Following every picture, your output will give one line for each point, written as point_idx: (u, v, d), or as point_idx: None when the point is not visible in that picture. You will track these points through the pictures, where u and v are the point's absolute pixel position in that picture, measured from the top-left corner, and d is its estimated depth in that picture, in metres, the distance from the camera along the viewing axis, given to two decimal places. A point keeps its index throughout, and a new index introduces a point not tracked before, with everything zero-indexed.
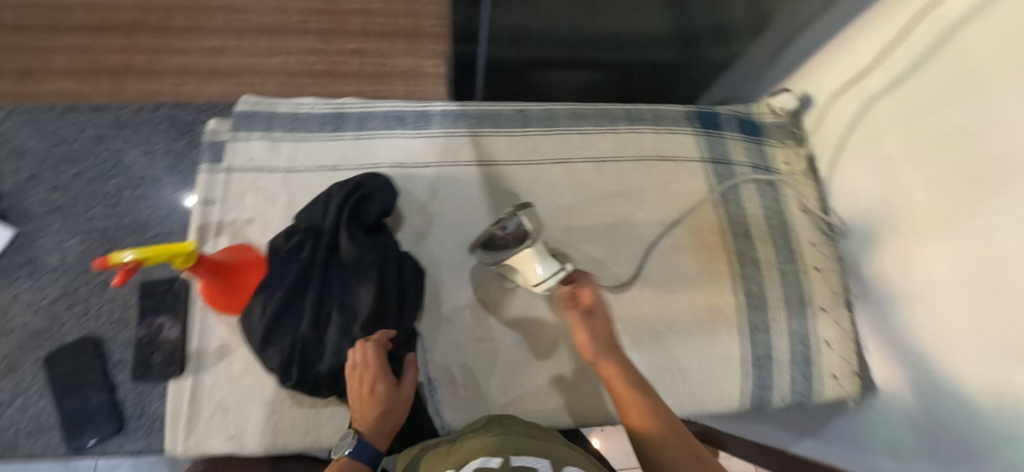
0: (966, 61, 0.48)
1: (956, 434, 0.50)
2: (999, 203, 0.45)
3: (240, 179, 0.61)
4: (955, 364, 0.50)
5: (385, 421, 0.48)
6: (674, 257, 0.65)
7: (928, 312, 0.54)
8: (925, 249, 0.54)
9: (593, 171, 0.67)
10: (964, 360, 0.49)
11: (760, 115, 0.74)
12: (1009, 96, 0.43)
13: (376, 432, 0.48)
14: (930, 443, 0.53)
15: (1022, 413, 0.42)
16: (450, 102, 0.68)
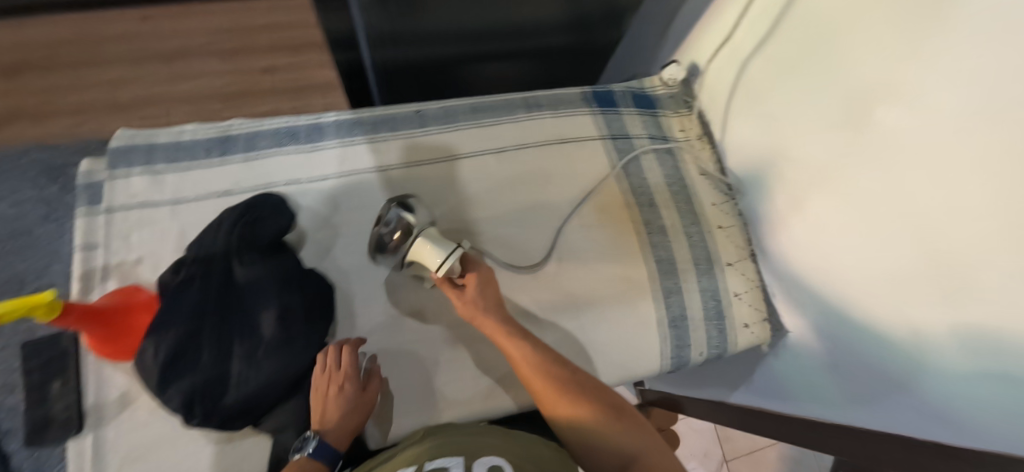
0: (824, 16, 0.55)
1: (867, 351, 0.55)
2: (871, 134, 0.51)
3: (124, 217, 0.58)
4: (852, 287, 0.56)
5: (347, 422, 0.49)
6: (585, 235, 0.67)
7: (819, 249, 0.60)
8: (810, 192, 0.60)
9: (496, 162, 0.67)
10: (862, 282, 0.54)
11: (653, 88, 0.77)
12: (866, 37, 0.50)
13: (336, 433, 0.48)
14: (842, 366, 0.58)
15: (928, 311, 0.46)
16: (342, 111, 0.67)
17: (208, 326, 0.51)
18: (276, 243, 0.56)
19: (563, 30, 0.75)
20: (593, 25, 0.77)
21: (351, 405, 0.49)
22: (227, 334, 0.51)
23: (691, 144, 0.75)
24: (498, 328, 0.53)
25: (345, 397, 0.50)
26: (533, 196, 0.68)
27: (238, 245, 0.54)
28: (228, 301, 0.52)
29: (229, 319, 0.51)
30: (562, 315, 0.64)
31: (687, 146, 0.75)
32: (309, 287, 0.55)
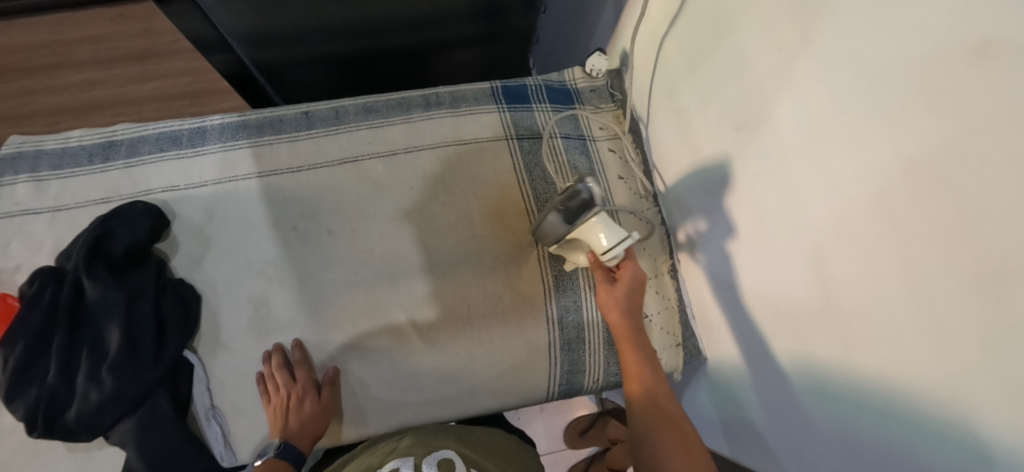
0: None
1: (790, 404, 0.44)
2: (772, 139, 0.41)
3: (5, 225, 0.58)
4: (768, 323, 0.46)
5: (305, 431, 0.53)
6: (473, 247, 0.60)
7: (737, 278, 0.50)
8: (724, 210, 0.50)
9: (383, 167, 0.63)
10: (779, 317, 0.44)
11: (572, 81, 0.69)
12: (758, 20, 0.41)
13: (300, 439, 0.53)
14: (768, 418, 0.48)
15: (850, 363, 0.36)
16: (229, 114, 0.64)
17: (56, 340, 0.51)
18: (137, 255, 0.56)
19: (471, 18, 0.68)
20: (508, 11, 0.69)
21: (308, 417, 0.53)
22: (76, 348, 0.51)
23: (616, 144, 0.66)
24: (620, 321, 0.53)
25: (302, 410, 0.53)
26: (420, 204, 0.61)
27: (96, 258, 0.53)
28: (79, 315, 0.52)
29: (78, 333, 0.51)
30: (439, 334, 0.57)
31: (609, 146, 0.66)
32: (164, 300, 0.54)
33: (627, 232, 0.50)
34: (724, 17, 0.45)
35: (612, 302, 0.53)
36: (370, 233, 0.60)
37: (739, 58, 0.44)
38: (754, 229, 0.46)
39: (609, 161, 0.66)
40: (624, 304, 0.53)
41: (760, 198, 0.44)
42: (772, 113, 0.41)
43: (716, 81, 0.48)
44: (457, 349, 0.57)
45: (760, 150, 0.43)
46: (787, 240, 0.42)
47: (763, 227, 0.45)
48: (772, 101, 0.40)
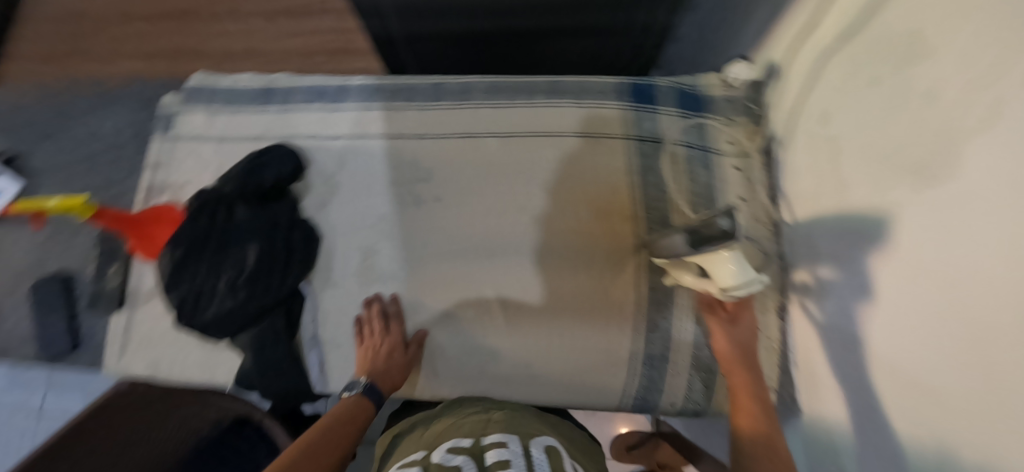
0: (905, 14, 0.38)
1: None
2: (941, 188, 0.34)
3: (184, 146, 0.69)
4: (905, 408, 0.37)
5: (388, 378, 0.56)
6: (577, 240, 0.61)
7: (872, 344, 0.42)
8: (870, 262, 0.42)
9: (499, 146, 0.64)
10: (919, 405, 0.35)
11: (708, 88, 0.65)
12: (951, 47, 0.33)
13: (381, 383, 0.56)
14: None
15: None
16: (369, 76, 0.69)
17: (209, 248, 0.59)
18: (279, 190, 0.63)
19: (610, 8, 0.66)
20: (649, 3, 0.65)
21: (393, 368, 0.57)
22: (218, 257, 0.59)
23: (743, 162, 0.61)
24: (730, 360, 0.50)
25: (390, 360, 0.57)
26: (526, 187, 0.63)
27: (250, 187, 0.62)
28: (227, 230, 0.60)
29: (224, 246, 0.60)
30: (523, 317, 0.59)
31: (734, 163, 0.62)
32: (293, 233, 0.61)
33: (760, 278, 0.46)
34: (910, 40, 0.38)
35: (728, 340, 0.51)
36: (476, 209, 0.62)
37: (919, 89, 0.36)
38: (903, 292, 0.38)
39: (731, 179, 0.61)
40: (742, 345, 0.50)
41: (915, 256, 0.36)
42: (946, 157, 0.33)
43: (885, 111, 0.40)
44: (540, 334, 0.59)
45: (922, 200, 0.35)
46: (941, 313, 0.34)
47: (914, 291, 0.36)
48: (948, 145, 0.33)
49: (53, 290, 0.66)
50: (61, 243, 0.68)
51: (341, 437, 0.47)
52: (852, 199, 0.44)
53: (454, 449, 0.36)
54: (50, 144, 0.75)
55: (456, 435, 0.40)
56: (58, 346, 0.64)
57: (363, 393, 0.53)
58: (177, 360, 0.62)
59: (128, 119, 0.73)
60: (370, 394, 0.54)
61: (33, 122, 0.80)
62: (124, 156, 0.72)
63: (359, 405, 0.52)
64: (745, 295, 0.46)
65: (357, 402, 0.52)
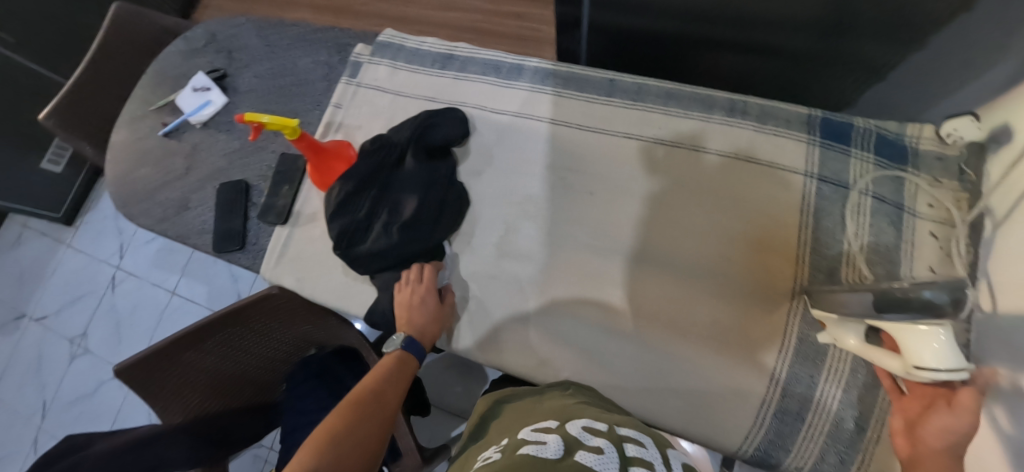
0: None
1: None
2: None
3: (364, 93, 0.75)
4: None
5: (427, 331, 0.58)
6: (725, 268, 0.57)
7: None
8: None
9: (663, 154, 0.63)
10: None
11: (914, 139, 0.58)
12: None
13: (419, 334, 0.58)
14: None
15: None
16: (545, 60, 0.70)
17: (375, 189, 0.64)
18: (441, 150, 0.67)
19: (821, 33, 0.60)
20: (869, 34, 0.59)
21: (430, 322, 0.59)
22: (383, 200, 0.63)
23: (943, 230, 0.54)
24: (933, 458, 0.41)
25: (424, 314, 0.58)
26: (682, 201, 0.60)
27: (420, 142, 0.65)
28: (393, 177, 0.64)
29: (388, 191, 0.64)
30: (652, 332, 0.57)
31: (932, 228, 0.55)
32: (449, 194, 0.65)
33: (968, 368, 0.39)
34: None
35: (935, 428, 0.42)
36: (625, 211, 0.61)
37: None
38: None
39: (921, 244, 0.54)
40: (954, 443, 0.41)
41: None
42: None
43: None
44: (666, 353, 0.56)
45: None
46: None
47: None
48: None
49: (234, 194, 0.75)
50: (247, 155, 0.77)
51: (387, 397, 0.52)
52: None
53: (597, 430, 0.42)
54: (248, 65, 0.82)
55: (587, 417, 0.45)
56: (227, 243, 0.73)
57: (401, 347, 0.56)
58: (322, 281, 0.68)
59: (320, 59, 0.80)
60: (414, 350, 0.56)
61: (229, 36, 0.85)
62: (310, 90, 0.79)
63: (402, 361, 0.55)
64: (942, 379, 0.40)
65: (398, 357, 0.55)
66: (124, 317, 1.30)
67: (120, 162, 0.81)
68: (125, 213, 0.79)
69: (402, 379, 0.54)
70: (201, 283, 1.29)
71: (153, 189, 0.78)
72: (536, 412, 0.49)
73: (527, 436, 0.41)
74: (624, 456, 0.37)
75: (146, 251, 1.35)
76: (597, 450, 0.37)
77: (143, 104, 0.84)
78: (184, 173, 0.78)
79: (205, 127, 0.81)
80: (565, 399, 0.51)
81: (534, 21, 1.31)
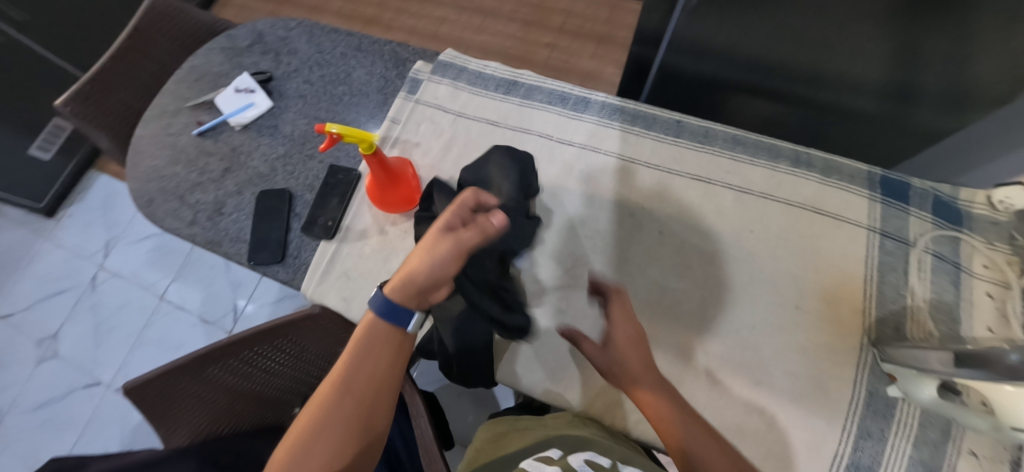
0: None
1: None
2: None
3: (422, 110, 0.73)
4: None
5: (434, 262, 0.40)
6: (794, 316, 0.58)
7: None
8: None
9: (732, 199, 0.64)
10: None
11: (967, 203, 0.61)
12: None
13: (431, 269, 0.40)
14: None
15: None
16: (613, 96, 0.71)
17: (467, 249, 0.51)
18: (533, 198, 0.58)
19: (881, 96, 0.64)
20: (928, 102, 0.63)
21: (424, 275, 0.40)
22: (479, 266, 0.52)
23: (999, 291, 0.57)
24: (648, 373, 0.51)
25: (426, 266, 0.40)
26: (751, 246, 0.61)
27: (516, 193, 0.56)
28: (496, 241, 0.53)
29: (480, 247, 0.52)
30: (724, 375, 0.57)
31: (989, 289, 0.57)
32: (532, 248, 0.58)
33: None
34: None
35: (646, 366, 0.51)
36: (694, 252, 0.62)
37: None
38: None
39: (981, 303, 0.57)
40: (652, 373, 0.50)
41: None
42: None
43: None
44: (738, 394, 0.56)
45: None
46: None
47: None
48: None
49: (276, 202, 0.71)
50: (291, 163, 0.74)
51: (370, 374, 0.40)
52: None
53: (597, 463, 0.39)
54: (296, 70, 0.79)
55: (592, 450, 0.42)
56: (265, 254, 0.68)
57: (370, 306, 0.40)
58: None
59: (376, 71, 0.78)
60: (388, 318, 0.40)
61: (278, 39, 0.82)
62: (364, 102, 0.77)
63: (369, 334, 0.40)
64: None
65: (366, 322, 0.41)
66: (104, 319, 1.20)
67: (146, 158, 0.75)
68: (148, 214, 0.73)
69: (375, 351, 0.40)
70: (195, 289, 1.21)
71: (183, 190, 0.73)
72: (538, 444, 0.45)
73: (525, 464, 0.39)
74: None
75: (137, 250, 1.26)
76: None
77: (176, 99, 0.79)
78: (220, 176, 0.74)
79: (246, 129, 0.76)
80: (584, 432, 0.49)
81: (562, 52, 1.34)
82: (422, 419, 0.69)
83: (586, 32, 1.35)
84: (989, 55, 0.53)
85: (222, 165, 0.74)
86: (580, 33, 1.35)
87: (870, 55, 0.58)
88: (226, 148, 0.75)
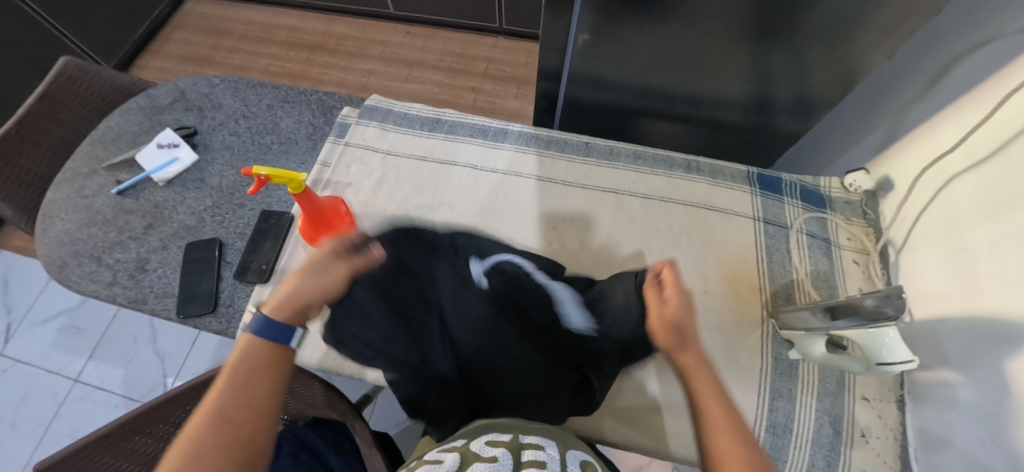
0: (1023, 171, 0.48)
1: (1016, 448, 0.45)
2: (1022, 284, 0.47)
3: (353, 151, 0.76)
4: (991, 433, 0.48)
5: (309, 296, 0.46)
6: (705, 301, 0.65)
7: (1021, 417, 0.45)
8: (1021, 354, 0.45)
9: (640, 205, 0.72)
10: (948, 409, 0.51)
11: (828, 188, 0.73)
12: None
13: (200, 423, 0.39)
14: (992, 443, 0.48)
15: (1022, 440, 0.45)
16: (528, 126, 0.79)
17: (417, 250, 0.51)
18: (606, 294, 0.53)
19: (747, 109, 0.77)
20: (783, 112, 0.76)
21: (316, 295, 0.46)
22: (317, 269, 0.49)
23: (862, 257, 0.68)
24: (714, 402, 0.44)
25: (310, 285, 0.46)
26: (660, 243, 0.69)
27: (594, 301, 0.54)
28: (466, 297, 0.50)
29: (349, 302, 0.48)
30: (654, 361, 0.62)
31: (854, 257, 0.68)
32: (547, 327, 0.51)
33: (912, 357, 0.50)
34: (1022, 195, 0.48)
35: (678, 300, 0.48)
36: (612, 257, 0.68)
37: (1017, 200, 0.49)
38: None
39: (852, 269, 0.67)
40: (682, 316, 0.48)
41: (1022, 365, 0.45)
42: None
43: (998, 205, 0.51)
44: (669, 380, 0.61)
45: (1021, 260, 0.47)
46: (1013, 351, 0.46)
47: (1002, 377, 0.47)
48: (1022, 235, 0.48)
49: (205, 252, 0.70)
50: (221, 213, 0.73)
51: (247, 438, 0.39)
52: (979, 270, 0.53)
53: (498, 442, 0.41)
54: (222, 124, 0.81)
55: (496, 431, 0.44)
56: (195, 306, 0.66)
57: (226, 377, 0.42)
58: None
59: (304, 120, 0.82)
60: (268, 337, 0.43)
61: (202, 95, 0.84)
62: (294, 149, 0.80)
63: (246, 351, 0.43)
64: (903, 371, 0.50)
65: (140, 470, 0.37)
66: (5, 416, 1.11)
67: (57, 222, 0.72)
68: (60, 279, 0.69)
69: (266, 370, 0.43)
70: (115, 366, 1.15)
71: (101, 251, 0.71)
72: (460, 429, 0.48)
73: (429, 458, 0.41)
74: (519, 464, 0.36)
75: (43, 332, 1.19)
76: (491, 460, 0.37)
77: (91, 160, 0.77)
78: (142, 233, 0.72)
79: (171, 184, 0.76)
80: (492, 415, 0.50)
81: (487, 94, 1.44)
82: (375, 458, 0.67)
83: (508, 75, 1.47)
84: (818, 71, 0.67)
85: (146, 220, 0.73)
86: (501, 76, 1.47)
87: (730, 76, 0.71)
88: (150, 204, 0.74)
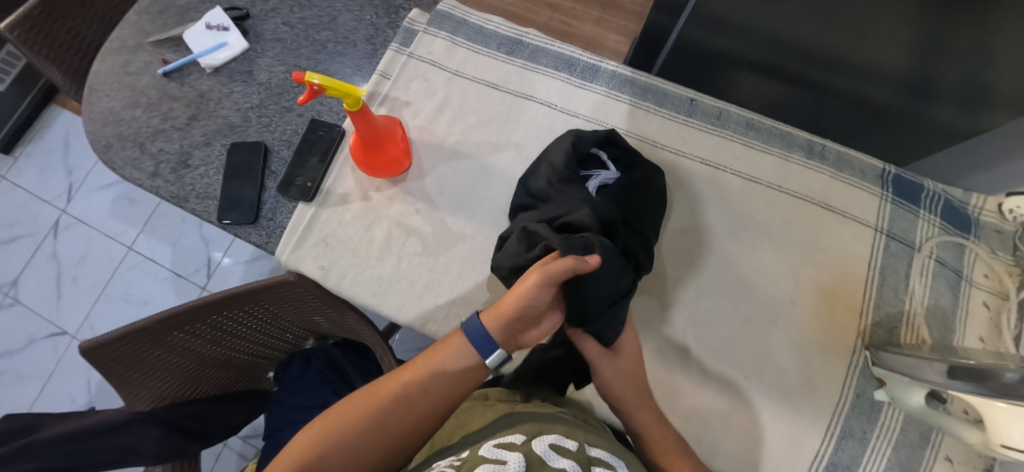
0: None
1: None
2: None
3: (416, 65, 0.67)
4: None
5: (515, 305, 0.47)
6: (791, 314, 0.57)
7: None
8: None
9: (740, 187, 0.61)
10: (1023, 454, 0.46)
11: (977, 208, 0.60)
12: None
13: (435, 388, 0.46)
14: None
15: None
16: (623, 65, 0.66)
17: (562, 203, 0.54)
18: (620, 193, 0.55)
19: (897, 88, 0.61)
20: (946, 102, 0.60)
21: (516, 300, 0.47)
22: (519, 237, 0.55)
23: (995, 301, 0.56)
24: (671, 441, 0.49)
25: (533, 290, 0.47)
26: (751, 237, 0.59)
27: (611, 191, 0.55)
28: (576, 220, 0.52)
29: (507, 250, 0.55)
30: (717, 371, 0.56)
31: (985, 297, 0.56)
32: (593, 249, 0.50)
33: None
34: None
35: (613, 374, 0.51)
36: (692, 244, 0.60)
37: None
38: None
39: (978, 311, 0.56)
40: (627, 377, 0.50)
41: None
42: None
43: None
44: (726, 393, 0.55)
45: None
46: None
47: None
48: None
49: (249, 156, 0.64)
50: (268, 115, 0.67)
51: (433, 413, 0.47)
52: None
53: (566, 450, 0.35)
54: (275, 9, 0.72)
55: (556, 431, 0.39)
56: (237, 214, 0.62)
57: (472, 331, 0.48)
58: (354, 273, 0.60)
59: (365, 17, 0.71)
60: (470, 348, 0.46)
61: None
62: (350, 51, 0.70)
63: (463, 353, 0.47)
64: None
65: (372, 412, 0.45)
66: (65, 268, 1.19)
67: (102, 97, 0.68)
68: (104, 161, 0.66)
69: (451, 383, 0.47)
70: (163, 242, 1.19)
71: (144, 137, 0.66)
72: (511, 422, 0.42)
73: (488, 453, 0.35)
74: None
75: (99, 196, 1.23)
76: None
77: (138, 33, 0.71)
78: (186, 124, 0.67)
79: (218, 73, 0.69)
80: (541, 408, 0.45)
81: (565, 14, 1.25)
82: None
83: None
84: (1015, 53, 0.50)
85: (191, 111, 0.67)
86: None
87: (889, 42, 0.54)
88: (194, 93, 0.68)
